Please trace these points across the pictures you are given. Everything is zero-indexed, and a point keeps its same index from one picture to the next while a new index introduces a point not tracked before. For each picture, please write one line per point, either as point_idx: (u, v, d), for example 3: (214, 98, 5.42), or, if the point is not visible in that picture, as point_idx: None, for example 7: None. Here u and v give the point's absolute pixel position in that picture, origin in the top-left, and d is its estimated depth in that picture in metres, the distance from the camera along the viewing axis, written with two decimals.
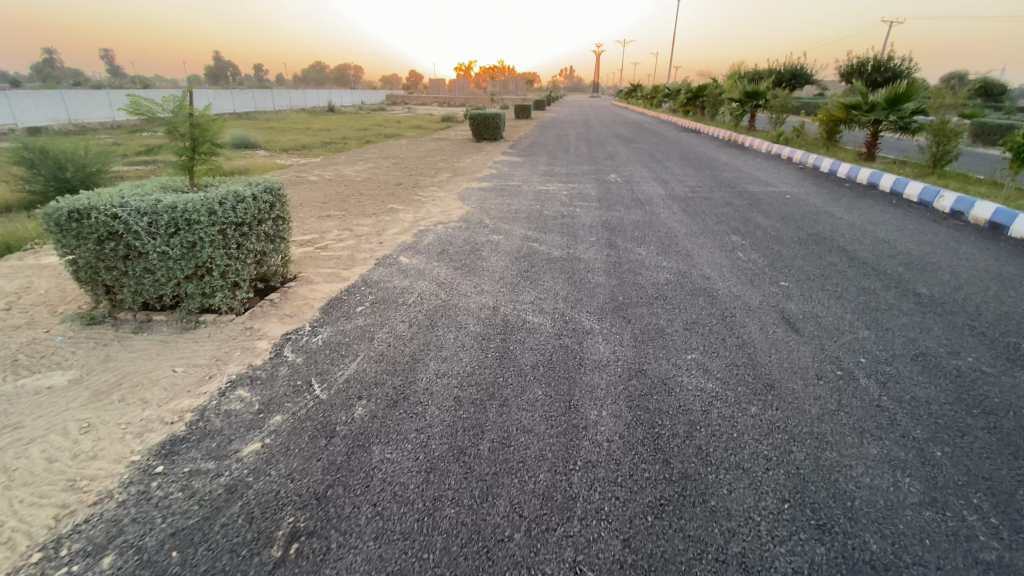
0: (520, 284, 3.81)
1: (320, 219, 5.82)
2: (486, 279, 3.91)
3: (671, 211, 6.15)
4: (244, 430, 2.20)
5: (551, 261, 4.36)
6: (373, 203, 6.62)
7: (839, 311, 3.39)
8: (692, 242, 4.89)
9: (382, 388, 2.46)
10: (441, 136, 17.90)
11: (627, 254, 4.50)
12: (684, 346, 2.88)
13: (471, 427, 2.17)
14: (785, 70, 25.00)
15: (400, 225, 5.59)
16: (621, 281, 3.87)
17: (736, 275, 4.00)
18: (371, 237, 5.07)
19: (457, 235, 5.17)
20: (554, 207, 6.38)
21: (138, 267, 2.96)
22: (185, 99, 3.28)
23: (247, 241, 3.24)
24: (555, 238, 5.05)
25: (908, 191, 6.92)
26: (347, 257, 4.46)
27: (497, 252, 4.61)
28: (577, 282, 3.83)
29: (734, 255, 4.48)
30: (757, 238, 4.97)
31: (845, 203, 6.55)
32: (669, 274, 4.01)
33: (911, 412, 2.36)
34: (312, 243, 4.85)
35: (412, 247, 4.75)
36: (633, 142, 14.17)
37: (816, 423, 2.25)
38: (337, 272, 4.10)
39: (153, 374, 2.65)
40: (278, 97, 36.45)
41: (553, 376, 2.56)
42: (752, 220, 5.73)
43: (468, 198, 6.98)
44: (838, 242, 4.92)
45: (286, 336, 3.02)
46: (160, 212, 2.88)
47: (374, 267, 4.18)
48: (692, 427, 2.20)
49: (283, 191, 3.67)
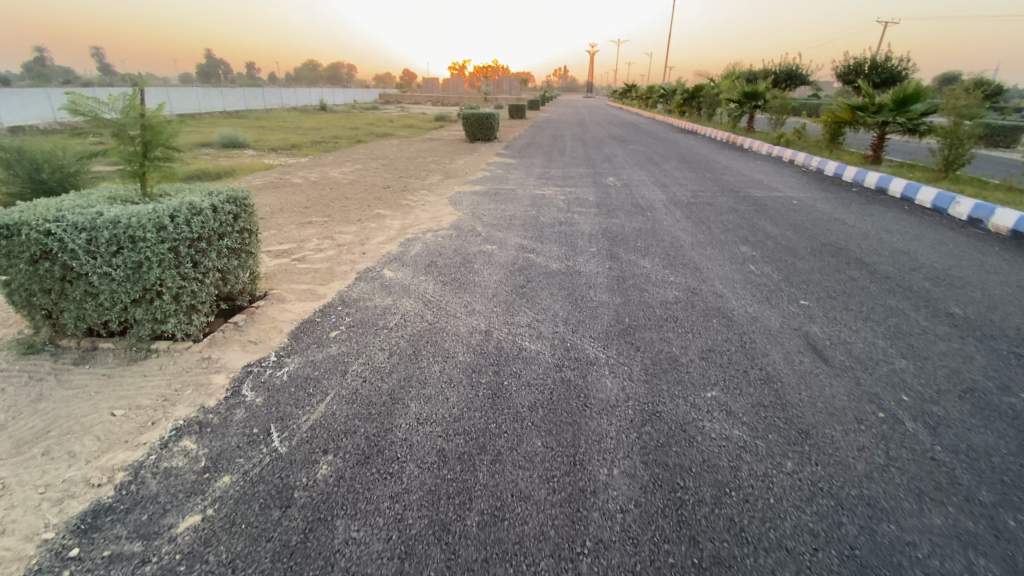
0: (515, 302, 3.45)
1: (300, 226, 5.42)
2: (478, 296, 3.55)
3: (674, 218, 5.81)
4: (184, 497, 1.83)
5: (549, 275, 4.00)
6: (358, 209, 6.24)
7: (869, 335, 3.06)
8: (700, 253, 4.55)
9: (353, 439, 2.10)
10: (433, 136, 17.50)
11: (631, 268, 4.15)
12: (702, 381, 2.53)
13: (457, 494, 1.80)
14: (781, 70, 24.86)
15: (386, 232, 5.21)
16: (625, 299, 3.52)
17: (750, 291, 3.67)
18: (353, 247, 4.70)
19: (447, 245, 4.80)
20: (551, 213, 6.02)
21: (78, 290, 2.56)
22: (136, 97, 2.91)
23: (205, 258, 2.86)
24: (553, 248, 4.70)
25: (920, 197, 6.64)
26: (326, 271, 4.08)
27: (490, 265, 4.25)
28: (578, 301, 3.48)
29: (746, 268, 4.15)
30: (768, 249, 4.65)
31: (856, 210, 6.25)
32: (678, 291, 3.66)
33: (972, 467, 2.04)
34: (288, 254, 4.46)
35: (397, 258, 4.38)
36: (629, 143, 13.87)
37: (864, 484, 1.92)
38: (313, 288, 3.73)
39: (87, 420, 2.25)
40: (269, 95, 35.87)
41: (554, 421, 2.20)
42: (760, 228, 5.40)
43: (459, 202, 6.61)
44: (855, 253, 4.60)
45: (247, 370, 2.65)
46: (101, 228, 2.48)
47: (355, 282, 3.82)
48: (720, 490, 1.85)
49: (249, 200, 3.29)
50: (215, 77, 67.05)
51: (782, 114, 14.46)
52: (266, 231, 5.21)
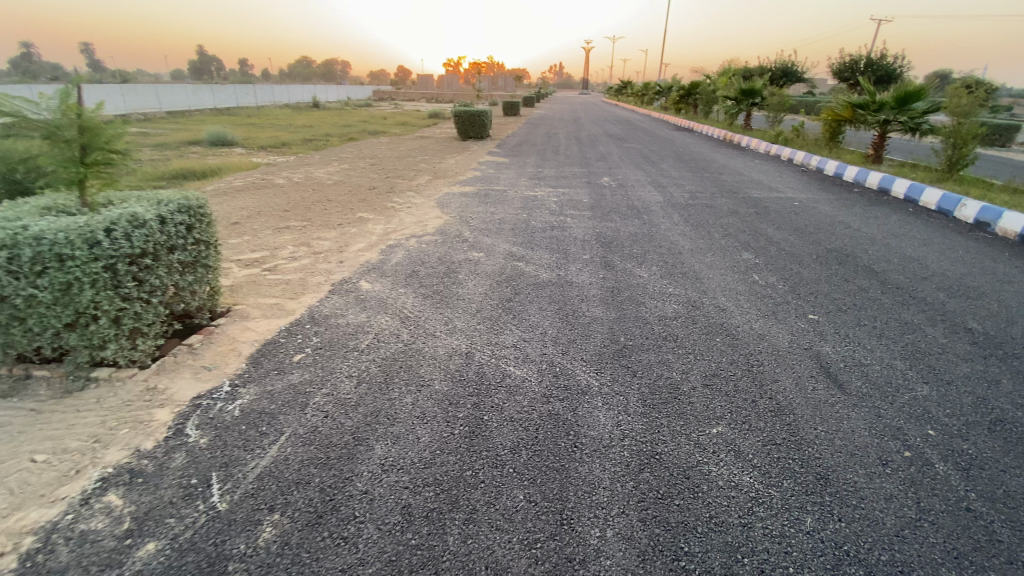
0: (500, 318, 3.17)
1: (276, 231, 5.12)
2: (460, 312, 3.26)
3: (671, 221, 5.55)
4: (97, 571, 1.54)
5: (538, 286, 3.72)
6: (340, 212, 5.94)
7: (885, 356, 2.80)
8: (700, 260, 4.28)
9: (305, 492, 1.82)
10: (426, 134, 17.19)
11: (626, 278, 3.87)
12: (706, 415, 2.25)
13: (422, 567, 1.52)
14: (777, 67, 24.66)
15: (367, 238, 4.91)
16: (621, 314, 3.24)
17: (754, 304, 3.41)
18: (330, 255, 4.40)
19: (431, 252, 4.51)
20: (543, 216, 5.74)
21: (2, 314, 2.28)
22: (72, 96, 2.70)
23: (152, 275, 2.57)
24: (543, 255, 4.43)
25: (924, 199, 6.40)
26: (298, 282, 3.78)
27: (476, 275, 3.97)
28: (569, 316, 3.20)
29: (749, 277, 3.89)
30: (771, 256, 4.39)
31: (859, 212, 6.00)
32: (677, 304, 3.39)
33: (1012, 520, 1.76)
34: (259, 264, 4.16)
35: (376, 267, 4.09)
36: (625, 142, 13.61)
37: (897, 546, 1.64)
38: (281, 302, 3.44)
39: (2, 468, 1.97)
40: (261, 92, 35.37)
41: (538, 468, 1.91)
42: (762, 232, 5.14)
43: (447, 205, 6.32)
44: (863, 260, 4.34)
45: (195, 404, 2.36)
46: (23, 245, 2.20)
47: (328, 296, 3.53)
48: (731, 557, 1.58)
49: (205, 209, 3.00)
50: (207, 74, 66.25)
51: (779, 113, 14.23)
52: (240, 237, 4.91)
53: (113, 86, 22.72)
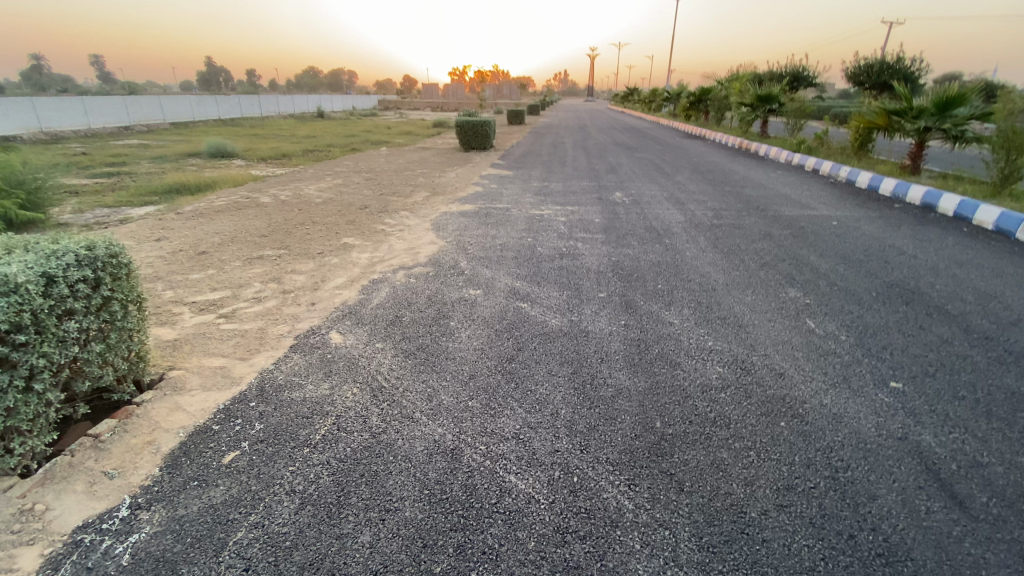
0: (499, 389, 2.49)
1: (247, 262, 4.51)
2: (449, 378, 2.58)
3: (697, 246, 4.88)
4: None
5: (546, 338, 3.04)
6: (324, 236, 5.33)
7: (1008, 450, 2.11)
8: (738, 299, 3.60)
9: None
10: (428, 144, 16.64)
11: (653, 325, 3.20)
12: (790, 568, 1.57)
13: None
14: (790, 71, 24.07)
15: (348, 271, 4.27)
16: (652, 382, 2.56)
17: (817, 366, 2.73)
18: (301, 294, 3.75)
19: (421, 289, 3.85)
20: (551, 241, 5.09)
21: None
22: None
23: (33, 353, 1.92)
24: (552, 293, 3.76)
25: (977, 218, 5.66)
26: (256, 334, 3.14)
27: (472, 320, 3.30)
28: (584, 386, 2.52)
29: (802, 324, 3.20)
30: (822, 293, 3.70)
31: (908, 233, 5.30)
32: (720, 366, 2.71)
33: None
34: (215, 308, 3.52)
35: (353, 311, 3.41)
36: (635, 151, 12.97)
37: None
38: (229, 364, 2.81)
39: None
40: (266, 104, 35.19)
41: None
42: (804, 260, 4.44)
43: (444, 227, 5.67)
44: (932, 297, 3.64)
45: (75, 539, 1.71)
46: None
47: (288, 354, 2.88)
48: None
49: (118, 258, 2.38)
50: (214, 85, 66.69)
51: (800, 119, 13.52)
52: (204, 270, 4.29)
53: (116, 97, 22.32)
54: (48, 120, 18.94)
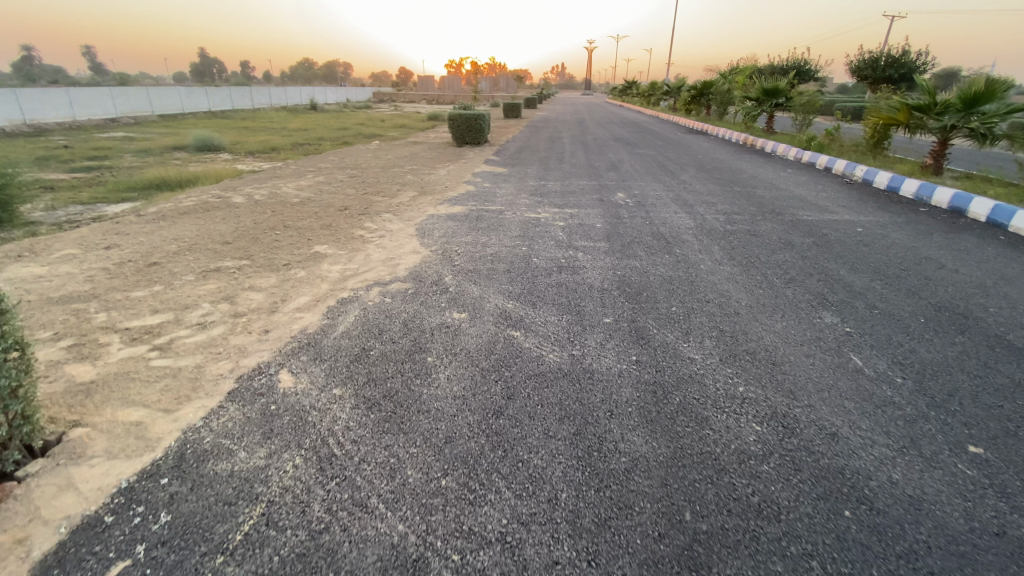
0: (482, 460, 1.95)
1: (201, 276, 3.96)
2: (419, 444, 2.04)
3: (711, 257, 4.36)
4: None
5: (542, 381, 2.51)
6: (295, 244, 4.78)
7: None
8: (767, 327, 3.08)
9: None
10: (421, 138, 16.03)
11: (670, 363, 2.67)
12: None
13: None
14: (793, 66, 23.56)
15: (315, 287, 3.72)
16: (676, 449, 2.03)
17: (876, 423, 2.20)
18: (254, 318, 3.20)
19: (397, 312, 3.31)
20: (548, 251, 4.56)
21: None
22: None
23: None
24: (548, 317, 3.23)
25: (1015, 224, 5.15)
26: (191, 374, 2.59)
27: (452, 355, 2.76)
28: (590, 455, 1.98)
29: (847, 362, 2.68)
30: (862, 319, 3.18)
31: (943, 243, 4.78)
32: (757, 424, 2.18)
33: None
34: (150, 337, 2.98)
35: (311, 343, 2.87)
36: (636, 147, 12.46)
37: None
38: (149, 418, 2.25)
39: None
40: (259, 96, 34.34)
41: None
42: (834, 276, 3.92)
43: (429, 233, 5.12)
44: (990, 325, 3.13)
45: None
46: None
47: (224, 404, 2.33)
48: None
49: None
50: (207, 74, 65.55)
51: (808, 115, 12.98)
52: (148, 287, 3.73)
53: (103, 88, 21.50)
54: (32, 111, 18.07)
